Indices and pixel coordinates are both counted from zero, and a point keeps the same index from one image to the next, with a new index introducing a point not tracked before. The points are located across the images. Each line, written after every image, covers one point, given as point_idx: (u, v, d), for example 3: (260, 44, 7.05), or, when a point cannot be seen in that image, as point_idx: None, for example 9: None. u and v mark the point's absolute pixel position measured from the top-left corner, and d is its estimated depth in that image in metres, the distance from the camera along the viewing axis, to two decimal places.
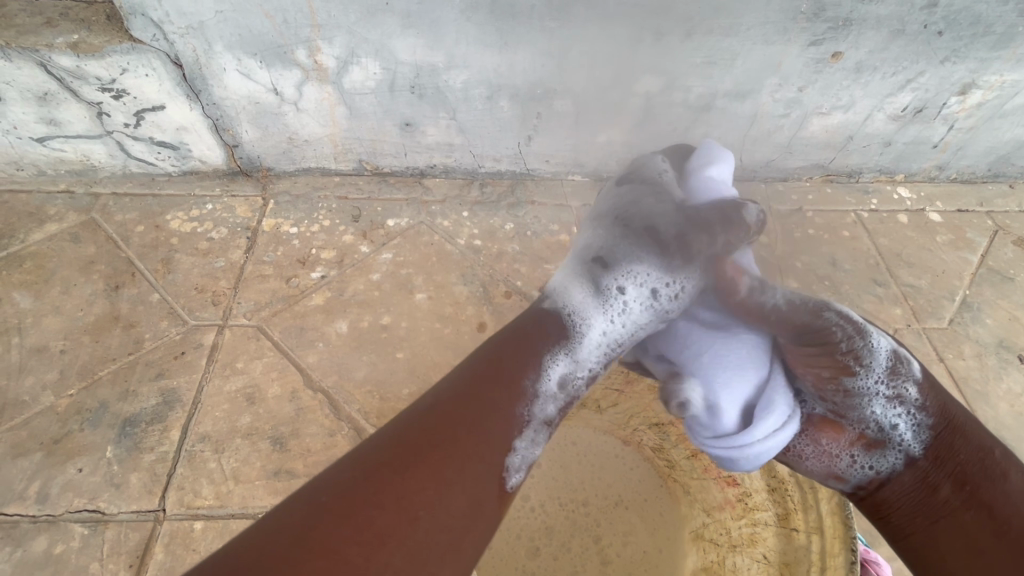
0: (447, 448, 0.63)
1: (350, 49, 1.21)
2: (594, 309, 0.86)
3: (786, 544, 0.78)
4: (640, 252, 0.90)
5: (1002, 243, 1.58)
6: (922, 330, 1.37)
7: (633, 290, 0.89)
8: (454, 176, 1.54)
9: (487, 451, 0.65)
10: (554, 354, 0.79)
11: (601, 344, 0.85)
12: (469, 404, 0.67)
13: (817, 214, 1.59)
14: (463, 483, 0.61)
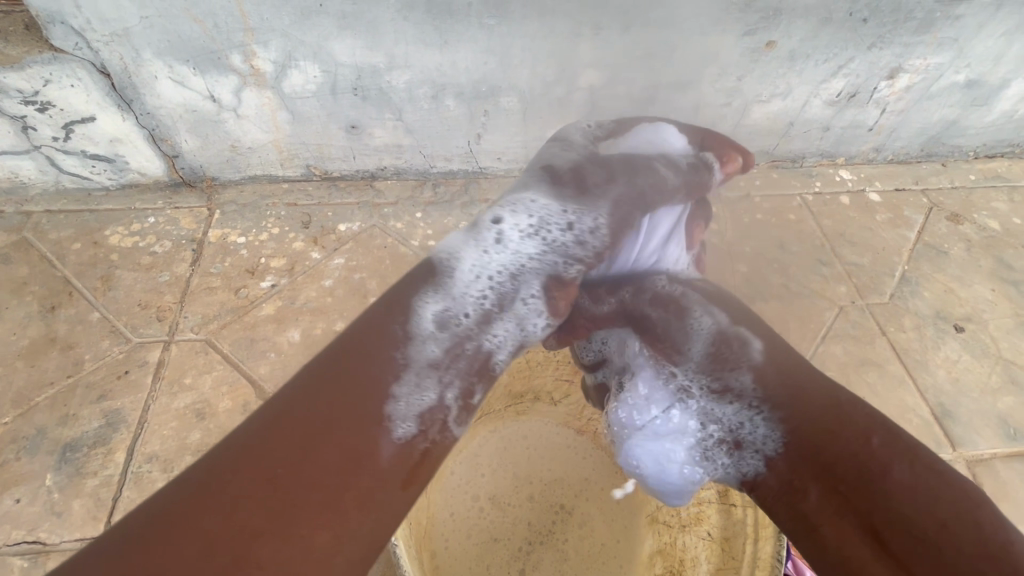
0: (318, 411, 0.65)
1: (287, 52, 1.19)
2: (467, 245, 0.92)
3: (726, 519, 0.82)
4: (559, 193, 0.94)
5: (937, 219, 1.66)
6: (865, 306, 1.43)
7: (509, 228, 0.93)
8: (405, 178, 1.54)
9: (354, 406, 0.68)
10: (426, 296, 0.83)
11: (478, 279, 0.89)
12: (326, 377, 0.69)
13: (764, 199, 1.64)
14: (337, 435, 0.64)
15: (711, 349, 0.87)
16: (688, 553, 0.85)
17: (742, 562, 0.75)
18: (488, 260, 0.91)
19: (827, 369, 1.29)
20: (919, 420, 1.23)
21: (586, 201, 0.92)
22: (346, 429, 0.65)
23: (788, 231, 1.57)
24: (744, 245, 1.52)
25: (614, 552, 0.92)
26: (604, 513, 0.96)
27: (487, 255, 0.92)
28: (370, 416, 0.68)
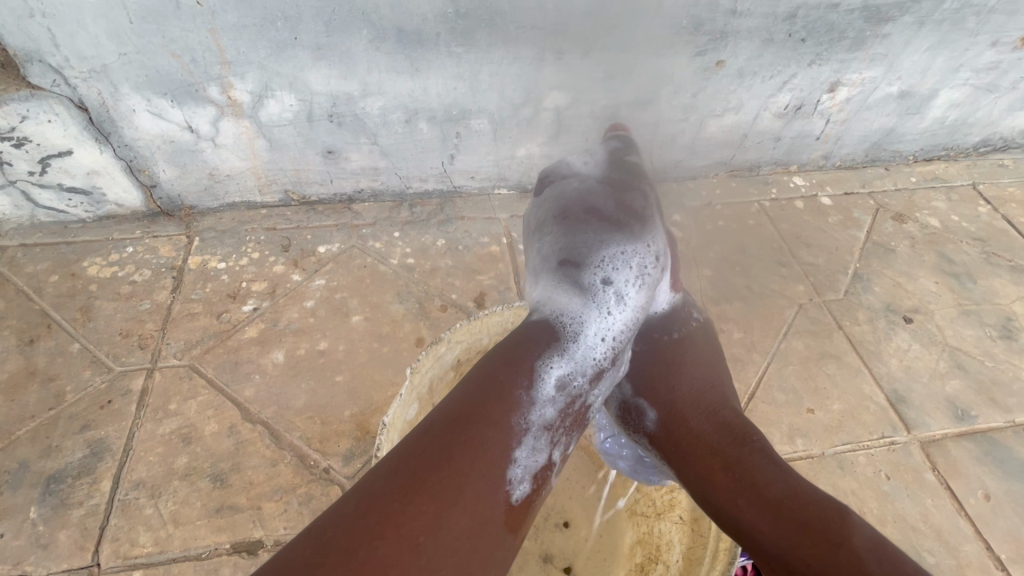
0: (458, 462, 0.62)
1: (264, 83, 1.23)
2: (584, 306, 0.88)
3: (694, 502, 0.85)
4: (607, 234, 0.94)
5: (883, 219, 1.78)
6: (822, 303, 1.52)
7: (615, 279, 0.92)
8: (382, 199, 1.59)
9: (484, 462, 0.64)
10: (549, 359, 0.78)
11: (599, 340, 0.86)
12: (461, 429, 0.65)
13: (725, 207, 1.74)
14: (476, 492, 0.61)
15: (619, 411, 0.93)
16: (664, 539, 0.87)
17: (709, 539, 0.79)
18: (599, 314, 0.88)
19: (790, 363, 1.37)
20: (876, 407, 1.32)
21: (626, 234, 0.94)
22: (478, 486, 0.62)
23: (748, 236, 1.67)
24: (708, 251, 1.61)
25: (599, 546, 0.97)
26: (586, 509, 1.01)
27: (591, 310, 0.88)
28: (501, 477, 0.64)
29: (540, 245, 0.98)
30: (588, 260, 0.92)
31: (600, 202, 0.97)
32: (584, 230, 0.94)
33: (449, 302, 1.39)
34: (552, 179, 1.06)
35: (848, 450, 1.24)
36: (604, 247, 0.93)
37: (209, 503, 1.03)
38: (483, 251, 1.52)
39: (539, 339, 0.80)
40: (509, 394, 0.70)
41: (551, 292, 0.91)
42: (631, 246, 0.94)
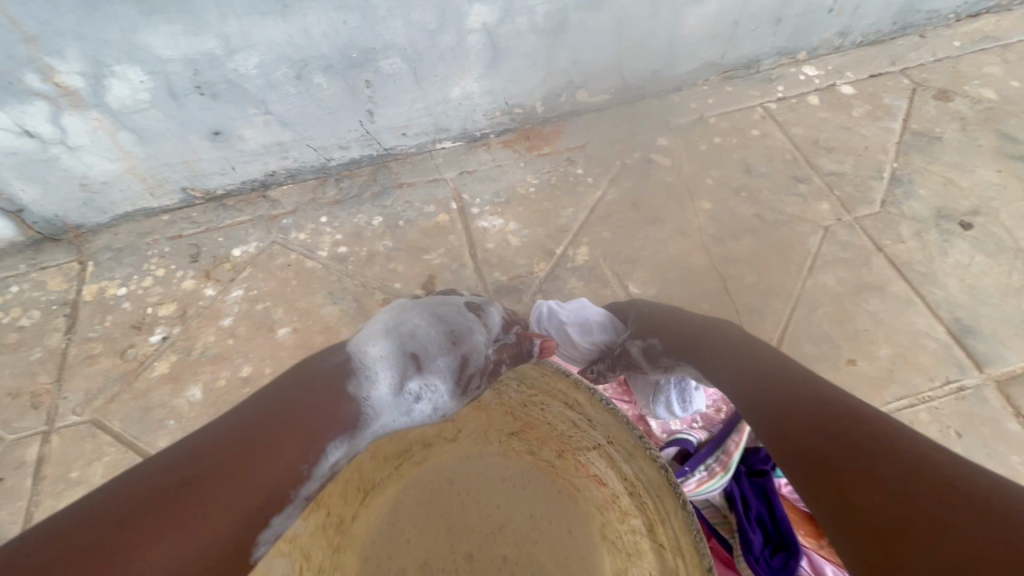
0: (210, 487, 0.55)
1: (93, 58, 0.95)
2: (389, 396, 0.74)
3: (661, 561, 0.62)
4: (449, 368, 0.79)
5: (922, 100, 1.43)
6: (854, 221, 1.22)
7: (425, 399, 0.77)
8: (302, 178, 1.32)
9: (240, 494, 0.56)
10: (335, 435, 0.66)
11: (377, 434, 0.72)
12: (233, 454, 0.58)
13: (721, 118, 1.41)
14: (215, 524, 0.53)
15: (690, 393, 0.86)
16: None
17: None
18: (393, 410, 0.74)
19: (820, 306, 1.10)
20: (935, 345, 1.05)
21: (465, 389, 0.79)
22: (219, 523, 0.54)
23: (753, 150, 1.35)
24: (705, 177, 1.30)
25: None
26: (551, 552, 0.75)
27: (399, 397, 0.74)
28: (256, 524, 0.57)
29: (408, 320, 0.84)
30: (426, 365, 0.79)
31: (477, 351, 0.81)
32: (438, 348, 0.81)
33: (393, 293, 1.15)
34: (477, 304, 0.88)
35: (903, 408, 0.99)
36: (440, 371, 0.79)
37: None
38: (429, 224, 1.25)
39: (341, 406, 0.68)
40: (276, 454, 0.60)
41: (384, 356, 0.76)
42: (450, 396, 0.78)
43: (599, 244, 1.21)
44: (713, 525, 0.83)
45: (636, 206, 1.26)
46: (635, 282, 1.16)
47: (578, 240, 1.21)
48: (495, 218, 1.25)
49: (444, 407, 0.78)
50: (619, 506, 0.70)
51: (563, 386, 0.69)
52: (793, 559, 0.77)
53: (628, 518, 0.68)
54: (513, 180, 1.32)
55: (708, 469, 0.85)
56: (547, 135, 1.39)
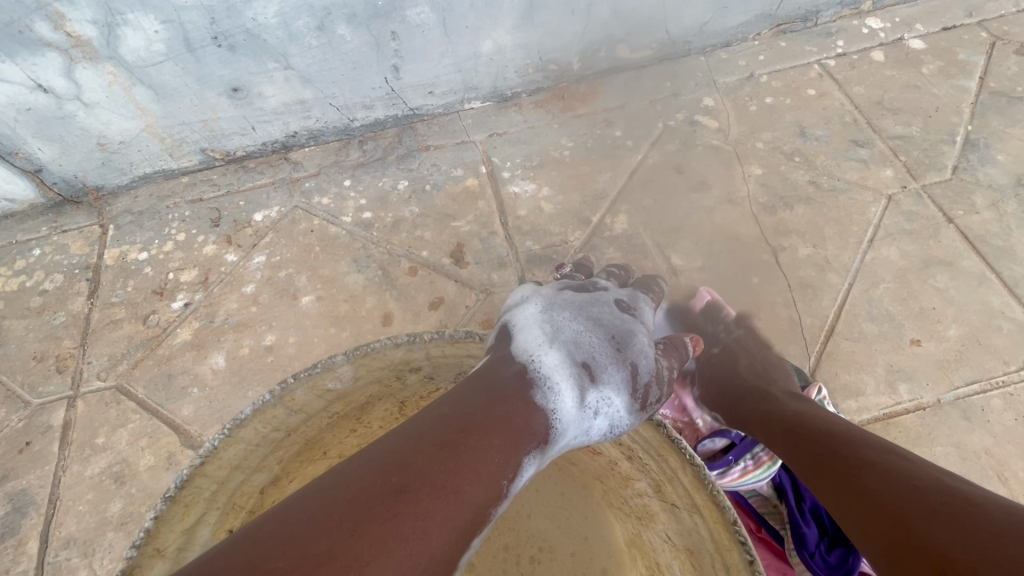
0: (398, 509, 0.41)
1: (105, 5, 0.89)
2: (566, 392, 0.58)
3: (678, 523, 0.51)
4: (626, 367, 0.64)
5: (1002, 56, 1.28)
6: (921, 189, 1.11)
7: (600, 404, 0.59)
8: (325, 140, 1.26)
9: (455, 507, 0.44)
10: (523, 448, 0.51)
11: (570, 440, 0.57)
12: (432, 450, 0.46)
13: (773, 77, 1.29)
14: (421, 547, 0.40)
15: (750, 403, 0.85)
16: (661, 559, 0.56)
17: None
18: (575, 415, 0.57)
19: (881, 281, 1.01)
20: (1011, 326, 0.95)
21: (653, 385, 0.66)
22: (420, 547, 0.40)
23: (809, 112, 1.24)
24: (755, 141, 1.20)
25: (592, 556, 0.70)
26: (549, 527, 0.73)
27: (578, 401, 0.58)
28: (462, 546, 0.43)
29: (553, 310, 0.71)
30: (599, 370, 0.63)
31: (644, 353, 0.68)
32: (604, 341, 0.67)
33: (420, 261, 1.10)
34: (625, 304, 0.78)
35: (974, 394, 0.90)
36: (619, 366, 0.64)
37: None
38: (457, 189, 1.18)
39: (528, 417, 0.53)
40: (475, 460, 0.47)
41: (559, 363, 0.61)
42: (635, 395, 0.62)
43: (639, 212, 1.12)
44: (761, 515, 0.80)
45: (679, 171, 1.17)
46: (678, 253, 1.08)
47: (617, 207, 1.13)
48: (527, 183, 1.18)
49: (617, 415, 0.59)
50: (621, 472, 0.62)
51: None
52: (851, 555, 0.70)
53: (632, 482, 0.59)
54: (546, 143, 1.23)
55: (754, 458, 0.78)
56: (583, 95, 1.29)
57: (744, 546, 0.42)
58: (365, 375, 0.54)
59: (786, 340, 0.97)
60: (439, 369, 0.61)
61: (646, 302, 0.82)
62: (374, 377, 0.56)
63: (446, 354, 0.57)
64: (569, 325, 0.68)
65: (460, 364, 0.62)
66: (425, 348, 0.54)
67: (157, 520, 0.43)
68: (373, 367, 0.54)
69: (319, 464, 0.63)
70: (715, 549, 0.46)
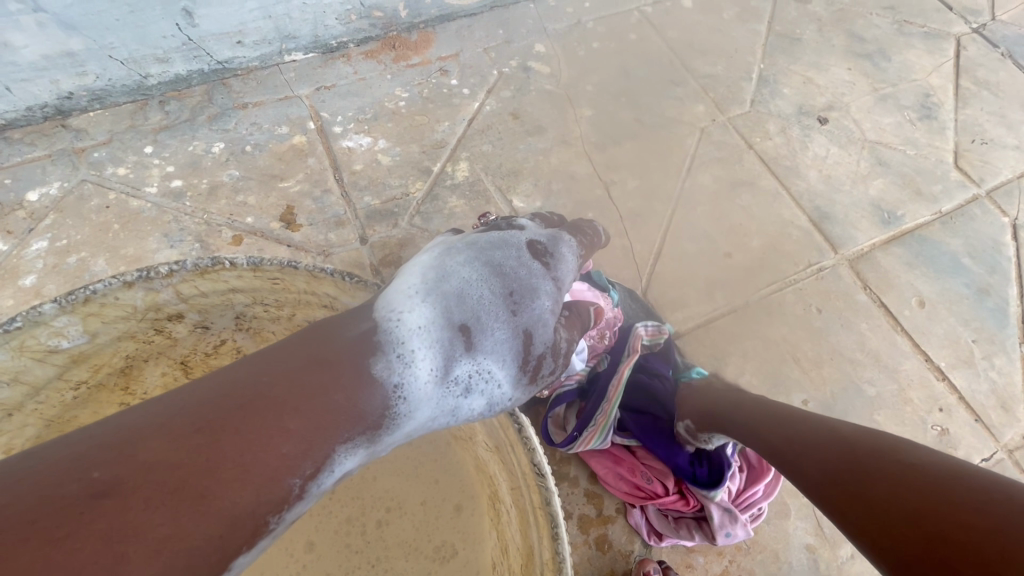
0: (129, 500, 0.36)
1: None
2: (427, 363, 0.54)
3: (487, 426, 0.64)
4: (512, 339, 0.58)
5: (785, 3, 1.46)
6: (727, 121, 1.24)
7: (466, 379, 0.56)
8: (114, 102, 1.08)
9: (203, 520, 0.38)
10: (345, 433, 0.47)
11: (425, 415, 0.54)
12: (216, 436, 0.41)
13: (599, 22, 1.34)
14: (151, 554, 0.35)
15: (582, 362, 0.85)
16: (484, 463, 0.68)
17: (517, 465, 0.60)
18: (433, 389, 0.54)
19: (697, 205, 1.12)
20: (798, 233, 1.11)
21: (539, 362, 0.61)
22: (150, 559, 0.35)
23: (632, 55, 1.31)
24: (584, 84, 1.24)
25: (445, 497, 0.71)
26: (404, 469, 0.72)
27: (435, 374, 0.54)
28: (215, 562, 0.38)
29: (443, 257, 0.62)
30: (478, 339, 0.57)
31: (543, 322, 0.62)
32: (496, 302, 0.59)
33: (246, 228, 0.99)
34: (542, 247, 0.68)
35: (773, 293, 1.04)
36: (505, 334, 0.58)
37: None
38: (283, 148, 1.08)
39: (359, 397, 0.48)
40: (261, 461, 0.41)
41: (420, 326, 0.55)
42: (510, 374, 0.59)
43: (479, 159, 1.12)
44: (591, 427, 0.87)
45: (515, 116, 1.17)
46: (519, 196, 1.09)
47: (457, 156, 1.12)
48: (361, 137, 1.11)
49: (475, 392, 0.57)
50: None
51: (297, 281, 0.62)
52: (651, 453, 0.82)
53: None
54: (379, 95, 1.17)
55: (558, 412, 0.86)
56: (415, 44, 1.24)
57: (515, 420, 0.60)
58: (100, 326, 0.61)
59: (620, 267, 1.04)
60: (206, 315, 0.68)
61: (570, 250, 0.70)
62: (116, 331, 0.63)
63: (206, 294, 0.64)
64: (457, 278, 0.60)
65: (231, 308, 0.68)
66: (173, 291, 0.62)
67: None
68: (108, 318, 0.60)
69: None
70: (509, 440, 0.61)
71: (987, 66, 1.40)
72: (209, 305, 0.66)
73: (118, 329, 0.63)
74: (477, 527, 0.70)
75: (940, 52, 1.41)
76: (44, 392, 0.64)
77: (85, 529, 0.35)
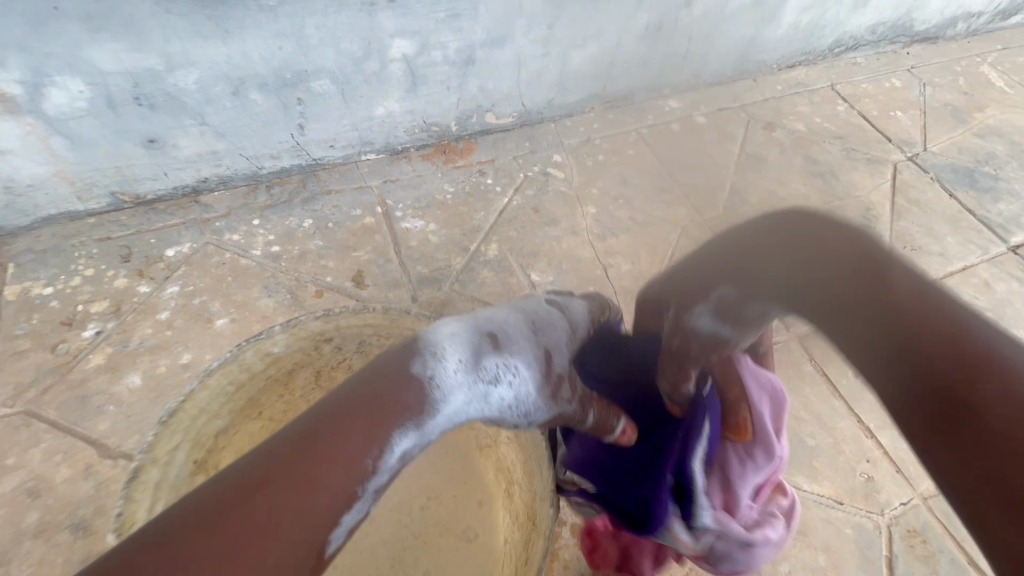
0: (261, 501, 0.49)
1: (35, 69, 1.04)
2: (463, 369, 0.69)
3: None
4: (524, 348, 0.76)
5: (754, 130, 1.83)
6: (703, 222, 1.56)
7: (493, 378, 0.72)
8: (234, 185, 1.42)
9: (317, 501, 0.51)
10: (405, 423, 0.60)
11: (460, 409, 0.68)
12: (308, 447, 0.53)
13: (605, 140, 1.71)
14: (293, 536, 0.49)
15: None
16: (505, 456, 0.92)
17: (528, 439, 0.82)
18: (466, 385, 0.69)
19: None
20: None
21: (550, 370, 0.77)
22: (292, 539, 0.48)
23: (629, 167, 1.66)
24: (591, 188, 1.58)
25: (471, 493, 0.97)
26: (441, 470, 0.98)
27: (467, 387, 0.69)
28: (331, 526, 0.51)
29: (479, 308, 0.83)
30: (500, 347, 0.74)
31: (556, 344, 0.80)
32: (511, 321, 0.78)
33: (326, 285, 1.30)
34: (556, 298, 0.89)
35: None
36: (520, 347, 0.76)
37: (73, 556, 0.94)
38: (357, 226, 1.41)
39: (408, 394, 0.62)
40: (363, 444, 0.55)
41: (454, 338, 0.71)
42: (530, 375, 0.75)
43: (506, 242, 1.43)
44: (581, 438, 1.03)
45: (535, 210, 1.51)
46: (536, 272, 1.39)
47: (489, 238, 1.43)
48: (416, 220, 1.44)
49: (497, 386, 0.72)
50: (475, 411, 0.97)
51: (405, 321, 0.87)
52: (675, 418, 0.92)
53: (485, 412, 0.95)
54: (432, 189, 1.51)
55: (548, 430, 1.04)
56: (461, 151, 1.60)
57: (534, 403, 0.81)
58: (294, 343, 0.83)
59: None
60: (346, 341, 0.89)
61: (579, 300, 0.90)
62: (300, 346, 0.85)
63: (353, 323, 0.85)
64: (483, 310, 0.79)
65: (362, 336, 0.89)
66: (336, 321, 0.85)
67: (159, 432, 0.73)
68: (299, 336, 0.83)
69: (256, 422, 0.93)
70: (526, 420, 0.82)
71: (918, 187, 1.73)
72: (351, 332, 0.87)
73: (302, 345, 0.85)
74: (492, 516, 0.95)
75: (879, 174, 1.75)
76: (255, 378, 0.84)
77: (242, 527, 0.47)
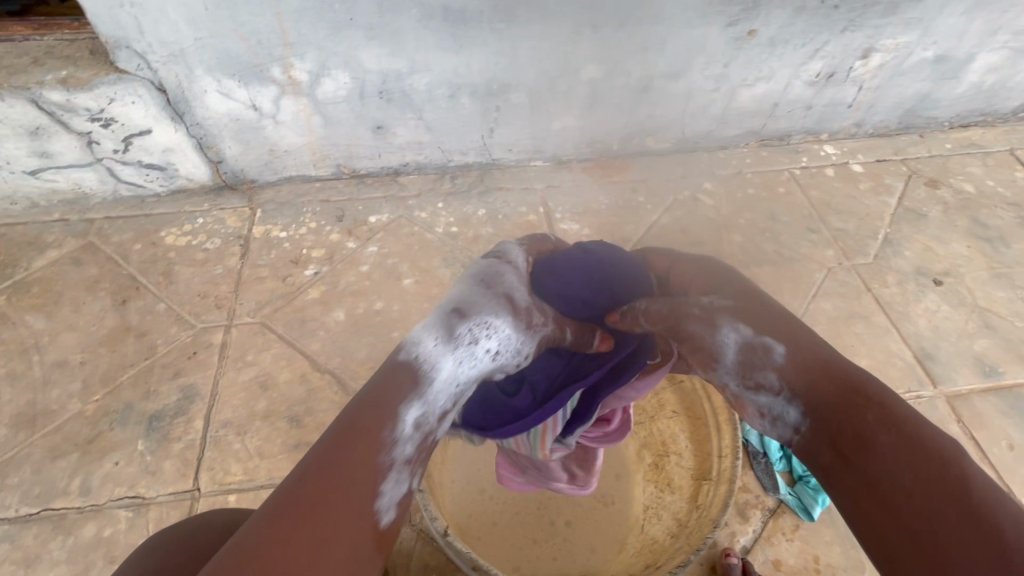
0: (316, 505, 0.57)
1: (320, 62, 1.34)
2: (444, 352, 0.82)
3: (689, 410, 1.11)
4: (494, 309, 0.89)
5: (915, 184, 1.79)
6: (851, 266, 1.57)
7: (478, 343, 0.86)
8: (426, 172, 1.68)
9: (357, 491, 0.61)
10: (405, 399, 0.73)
11: (450, 382, 0.80)
12: (337, 459, 0.62)
13: (756, 175, 1.78)
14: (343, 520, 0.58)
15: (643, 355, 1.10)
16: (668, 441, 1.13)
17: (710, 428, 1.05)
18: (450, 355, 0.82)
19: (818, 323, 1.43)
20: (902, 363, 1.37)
21: (530, 316, 0.90)
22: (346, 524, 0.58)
23: (778, 203, 1.71)
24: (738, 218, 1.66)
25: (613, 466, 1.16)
26: None
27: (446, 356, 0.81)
28: (370, 511, 0.61)
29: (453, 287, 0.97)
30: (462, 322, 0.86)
31: (514, 288, 0.93)
32: (475, 297, 0.91)
33: None
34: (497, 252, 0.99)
35: None
36: (481, 317, 0.88)
37: (288, 440, 1.18)
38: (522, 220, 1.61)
39: (399, 386, 0.74)
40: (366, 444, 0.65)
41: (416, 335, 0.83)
42: (507, 326, 0.88)
43: None
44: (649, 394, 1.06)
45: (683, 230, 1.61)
46: None
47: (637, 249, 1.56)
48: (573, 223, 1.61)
49: (486, 343, 0.87)
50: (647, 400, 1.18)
51: None
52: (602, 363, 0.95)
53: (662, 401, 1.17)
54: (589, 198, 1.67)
55: None
56: (617, 167, 1.75)
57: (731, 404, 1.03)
58: None
59: None
60: None
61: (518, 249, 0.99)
62: None
63: None
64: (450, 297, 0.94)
65: None
66: None
67: None
68: None
69: None
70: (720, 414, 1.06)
71: None
72: None
73: None
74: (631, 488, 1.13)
75: None
76: None
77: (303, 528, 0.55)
